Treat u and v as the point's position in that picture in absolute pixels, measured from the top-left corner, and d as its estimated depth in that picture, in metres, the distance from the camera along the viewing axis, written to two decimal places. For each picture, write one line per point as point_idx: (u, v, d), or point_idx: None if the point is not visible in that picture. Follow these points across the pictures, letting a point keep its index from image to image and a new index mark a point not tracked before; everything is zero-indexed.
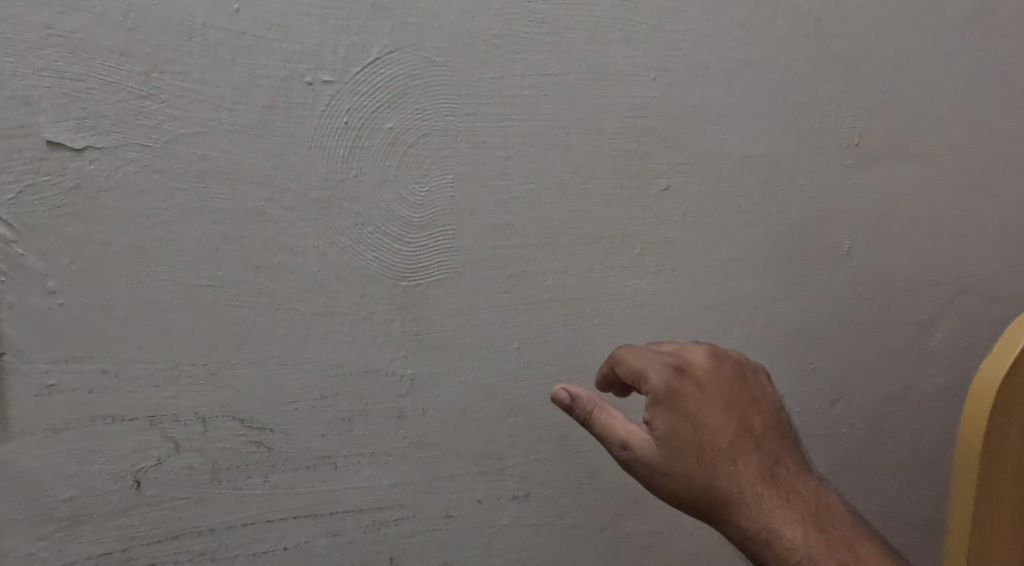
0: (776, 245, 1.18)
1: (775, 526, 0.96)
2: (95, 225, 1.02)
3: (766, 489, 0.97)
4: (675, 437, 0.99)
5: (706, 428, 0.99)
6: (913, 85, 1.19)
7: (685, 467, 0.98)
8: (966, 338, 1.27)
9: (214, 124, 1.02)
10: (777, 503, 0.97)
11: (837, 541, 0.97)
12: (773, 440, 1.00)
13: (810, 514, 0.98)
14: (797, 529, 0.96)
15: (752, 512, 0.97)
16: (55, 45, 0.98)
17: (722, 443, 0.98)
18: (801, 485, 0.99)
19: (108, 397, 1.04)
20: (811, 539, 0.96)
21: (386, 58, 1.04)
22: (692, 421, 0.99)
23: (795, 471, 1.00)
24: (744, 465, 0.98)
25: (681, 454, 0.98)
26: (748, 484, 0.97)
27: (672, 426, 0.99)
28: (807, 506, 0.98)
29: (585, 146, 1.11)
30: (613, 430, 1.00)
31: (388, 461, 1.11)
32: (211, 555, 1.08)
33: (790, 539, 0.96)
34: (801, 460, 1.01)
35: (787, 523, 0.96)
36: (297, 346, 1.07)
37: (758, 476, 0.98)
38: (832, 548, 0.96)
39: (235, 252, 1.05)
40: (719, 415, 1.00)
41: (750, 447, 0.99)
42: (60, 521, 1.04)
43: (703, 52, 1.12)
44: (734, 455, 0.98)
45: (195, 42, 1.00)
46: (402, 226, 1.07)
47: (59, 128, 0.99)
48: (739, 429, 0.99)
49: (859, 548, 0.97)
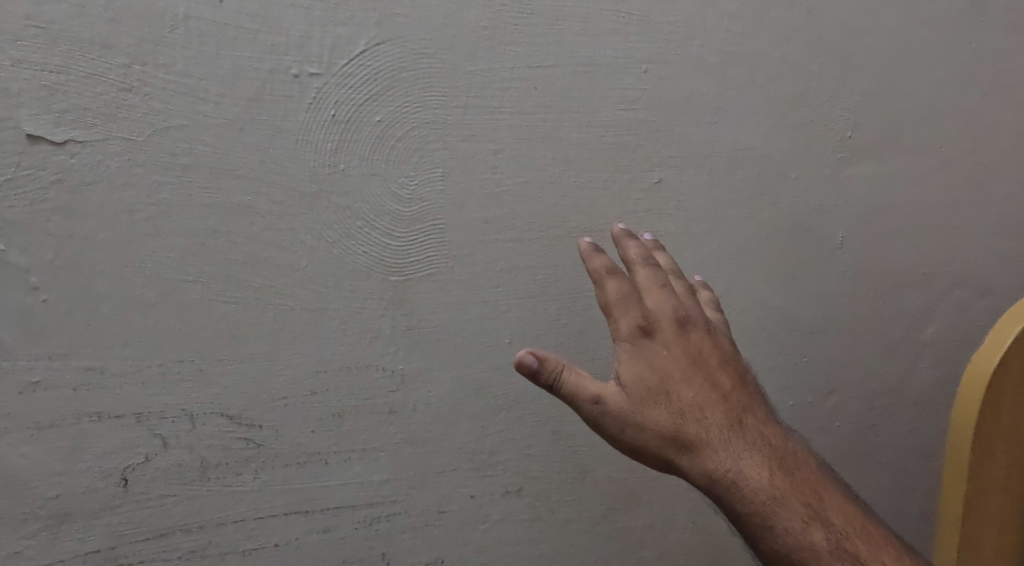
0: (771, 237, 1.16)
1: (742, 470, 0.91)
2: (78, 220, 0.97)
3: (733, 436, 0.92)
4: (641, 385, 0.92)
5: (671, 376, 0.93)
6: (904, 76, 1.18)
7: (652, 415, 0.92)
8: (959, 329, 1.26)
9: (200, 118, 0.98)
10: (745, 448, 0.92)
11: (805, 485, 0.92)
12: (741, 388, 0.94)
13: (779, 460, 0.92)
14: (763, 472, 0.91)
15: (718, 456, 0.91)
16: (33, 36, 0.94)
17: (688, 391, 0.93)
18: (770, 433, 0.93)
19: (92, 394, 1.00)
20: (778, 483, 0.91)
21: (374, 50, 1.01)
22: (658, 370, 0.93)
23: (764, 419, 0.94)
24: (711, 411, 0.92)
25: (647, 402, 0.92)
26: (715, 429, 0.92)
27: (637, 376, 0.93)
28: (777, 452, 0.92)
29: (577, 139, 1.08)
30: (584, 388, 0.92)
31: (380, 457, 1.07)
32: (200, 552, 1.04)
33: (756, 482, 0.91)
34: (769, 409, 0.96)
35: (754, 468, 0.91)
36: (284, 344, 1.03)
37: (725, 424, 0.92)
38: (798, 491, 0.91)
39: (221, 246, 1.00)
40: (685, 364, 0.93)
41: (717, 395, 0.93)
42: (46, 520, 1.00)
43: (696, 44, 1.10)
44: (700, 402, 0.93)
45: (178, 34, 0.97)
46: (391, 221, 1.04)
47: (39, 122, 0.95)
48: (705, 378, 0.94)
49: (825, 492, 0.92)
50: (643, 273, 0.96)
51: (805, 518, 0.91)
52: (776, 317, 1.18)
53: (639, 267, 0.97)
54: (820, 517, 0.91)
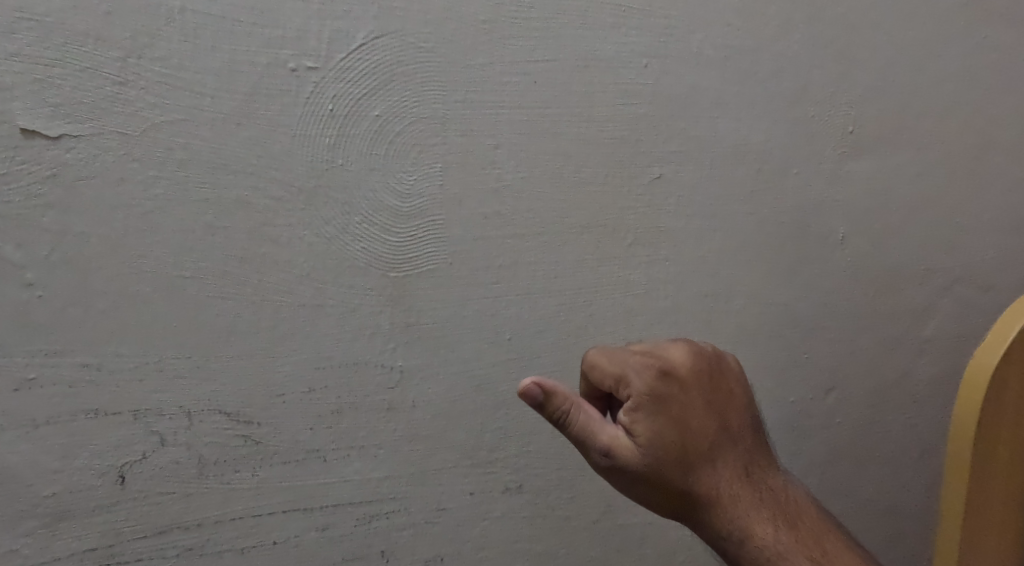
0: (771, 233, 1.16)
1: (749, 525, 0.95)
2: (74, 215, 0.96)
3: (741, 489, 0.96)
4: (659, 443, 0.93)
5: (689, 431, 0.94)
6: (906, 71, 1.18)
7: (669, 473, 0.93)
8: (959, 325, 1.25)
9: (196, 112, 0.97)
10: (752, 502, 0.96)
11: (806, 535, 0.97)
12: (749, 437, 0.99)
13: (780, 511, 0.97)
14: (768, 526, 0.96)
15: (728, 512, 0.95)
16: (26, 29, 0.93)
17: (703, 447, 0.95)
18: (772, 481, 0.99)
19: (88, 391, 0.99)
20: (781, 536, 0.96)
21: (373, 43, 1.00)
22: (675, 425, 0.94)
23: (767, 466, 0.99)
24: (722, 465, 0.96)
25: (664, 461, 0.93)
26: (726, 485, 0.95)
27: (656, 433, 0.93)
28: (778, 502, 0.98)
29: (576, 133, 1.07)
30: (595, 436, 0.92)
31: (379, 454, 1.07)
32: (199, 550, 1.03)
33: (761, 537, 0.95)
34: (771, 455, 1.01)
35: (759, 522, 0.95)
36: (281, 340, 1.03)
37: (734, 475, 0.96)
38: (801, 543, 0.96)
39: (218, 242, 1.00)
40: (701, 415, 0.96)
41: (728, 446, 0.97)
42: (42, 518, 0.99)
43: (696, 37, 1.09)
44: (714, 456, 0.95)
45: (173, 27, 0.96)
46: (389, 216, 1.03)
47: (33, 115, 0.94)
48: (719, 429, 0.96)
49: (824, 542, 0.97)
50: None
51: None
52: (777, 314, 1.18)
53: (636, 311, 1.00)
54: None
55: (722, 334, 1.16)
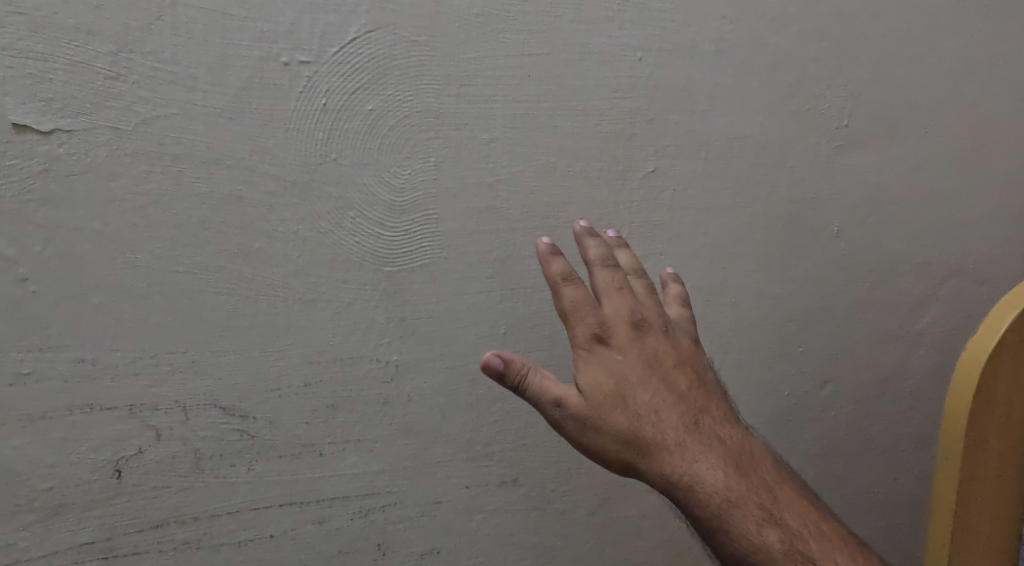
0: (765, 226, 1.16)
1: (697, 473, 0.90)
2: (68, 210, 0.96)
3: (689, 437, 0.91)
4: (598, 390, 0.91)
5: (628, 380, 0.92)
6: (900, 63, 1.18)
7: (611, 421, 0.91)
8: (953, 318, 1.26)
9: (189, 107, 0.97)
10: (701, 449, 0.91)
11: (759, 485, 0.91)
12: (700, 387, 0.94)
13: (734, 459, 0.92)
14: (718, 474, 0.90)
15: (675, 460, 0.90)
16: (16, 23, 0.93)
17: (645, 396, 0.92)
18: (728, 432, 0.93)
19: (83, 386, 0.99)
20: (733, 484, 0.90)
21: (365, 37, 1.00)
22: (615, 373, 0.92)
23: (722, 417, 0.93)
24: (667, 413, 0.92)
25: (605, 408, 0.91)
26: (671, 431, 0.91)
27: (594, 380, 0.92)
28: (733, 451, 0.92)
29: (571, 127, 1.07)
30: (544, 390, 0.92)
31: (375, 447, 1.07)
32: (196, 544, 1.04)
33: (710, 484, 0.90)
34: (728, 408, 0.95)
35: (709, 470, 0.90)
36: (277, 335, 1.03)
37: (681, 424, 0.91)
38: (751, 492, 0.91)
39: (212, 237, 1.00)
40: (642, 366, 0.93)
41: (674, 395, 0.92)
42: (39, 512, 1.00)
43: (691, 30, 1.09)
44: (657, 404, 0.92)
45: (165, 21, 0.96)
46: (384, 210, 1.03)
47: (24, 110, 0.94)
48: (663, 378, 0.93)
49: (778, 492, 0.92)
50: (601, 274, 0.95)
51: (760, 522, 0.90)
52: (771, 307, 1.18)
53: (598, 267, 0.95)
54: (774, 517, 0.90)
55: (716, 327, 1.16)
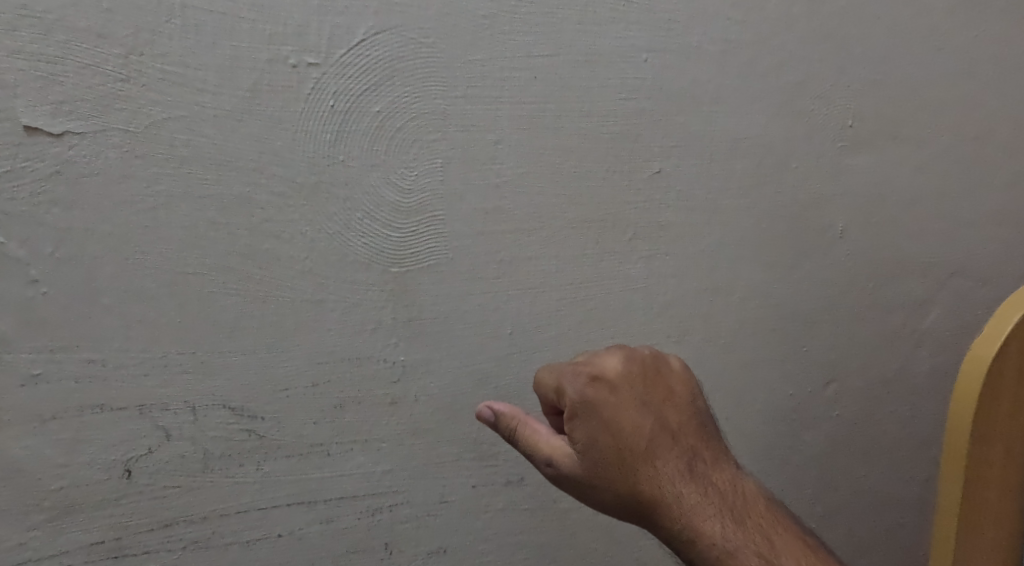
0: (769, 226, 1.16)
1: (695, 522, 0.93)
2: (78, 212, 0.97)
3: (684, 486, 0.94)
4: (595, 446, 0.94)
5: (624, 432, 0.94)
6: (905, 64, 1.18)
7: (610, 476, 0.93)
8: (958, 318, 1.26)
9: (198, 109, 0.98)
10: (698, 498, 0.94)
11: (754, 531, 0.94)
12: (690, 434, 0.97)
13: (728, 506, 0.95)
14: (715, 523, 0.93)
15: (674, 511, 0.93)
16: (27, 26, 0.94)
17: (641, 446, 0.94)
18: (719, 477, 0.96)
19: (93, 386, 1.00)
20: (729, 533, 0.93)
21: (373, 39, 1.01)
22: (610, 428, 0.94)
23: (713, 463, 0.97)
24: (662, 464, 0.94)
25: (602, 464, 0.93)
26: (668, 482, 0.94)
27: (591, 435, 0.94)
28: (725, 498, 0.95)
29: (576, 128, 1.08)
30: (538, 447, 0.95)
31: (382, 447, 1.08)
32: (204, 543, 1.04)
33: (708, 534, 0.93)
34: (719, 452, 0.98)
35: (706, 519, 0.93)
36: (285, 336, 1.03)
37: (677, 472, 0.94)
38: (748, 539, 0.93)
39: (221, 238, 1.00)
40: (636, 416, 0.95)
41: (668, 444, 0.95)
42: (50, 512, 1.00)
43: (696, 31, 1.09)
44: (653, 453, 0.94)
45: (175, 23, 0.97)
46: (391, 211, 1.04)
47: (35, 112, 0.95)
48: (658, 427, 0.95)
49: (774, 537, 0.94)
50: None
51: None
52: (776, 308, 1.18)
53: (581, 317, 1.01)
54: (773, 564, 0.93)
55: (721, 328, 1.16)
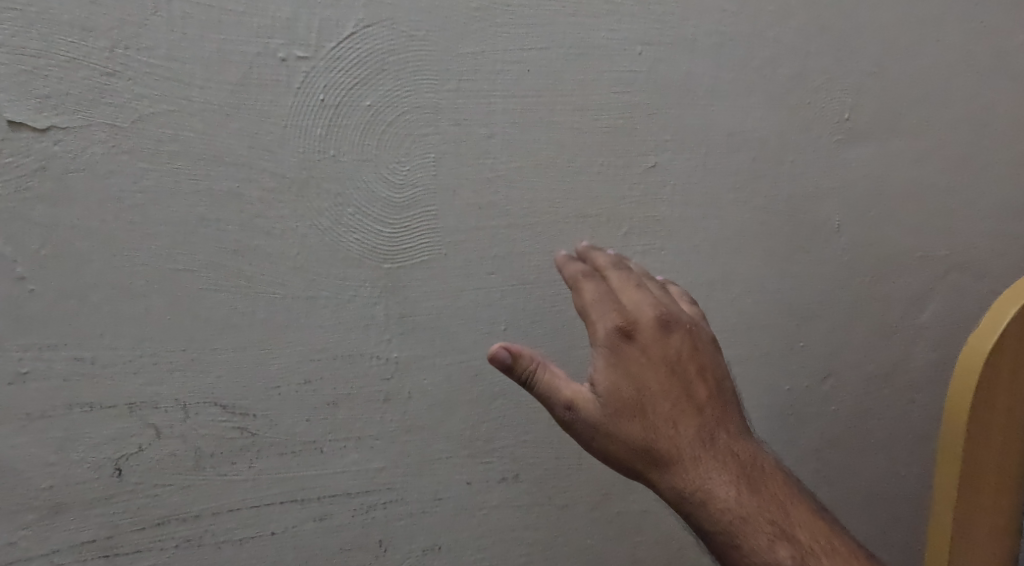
0: (765, 220, 1.15)
1: (710, 488, 0.93)
2: (64, 208, 0.96)
3: (704, 452, 0.94)
4: (618, 398, 0.94)
5: (649, 390, 0.94)
6: (902, 55, 1.17)
7: (628, 430, 0.93)
8: (954, 312, 1.25)
9: (186, 103, 0.97)
10: (715, 465, 0.94)
11: (769, 499, 0.94)
12: (716, 403, 0.97)
13: (745, 475, 0.95)
14: (730, 489, 0.93)
15: (689, 474, 0.93)
16: (10, 19, 0.93)
17: (664, 407, 0.94)
18: (740, 447, 0.96)
19: (83, 385, 0.99)
20: (743, 500, 0.93)
21: (362, 32, 1.00)
22: (636, 383, 0.94)
23: (736, 433, 0.96)
24: (684, 427, 0.94)
25: (622, 416, 0.94)
26: (687, 446, 0.94)
27: (615, 388, 0.94)
28: (744, 466, 0.95)
29: (571, 122, 1.07)
30: (557, 392, 0.94)
31: (376, 444, 1.07)
32: (197, 541, 1.04)
33: (723, 499, 0.93)
34: (742, 422, 0.98)
35: (721, 485, 0.93)
36: (276, 332, 1.02)
37: (698, 439, 0.94)
38: (762, 507, 0.94)
39: (210, 235, 0.99)
40: (664, 376, 0.95)
41: (692, 411, 0.95)
42: (39, 511, 0.99)
43: (690, 24, 1.08)
44: (674, 418, 0.94)
45: (161, 17, 0.95)
46: (383, 207, 1.02)
47: (19, 107, 0.94)
48: (683, 391, 0.95)
49: (790, 508, 0.95)
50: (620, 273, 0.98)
51: (771, 536, 0.93)
52: (771, 302, 1.17)
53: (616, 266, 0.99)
54: (785, 533, 0.93)
55: (717, 321, 1.15)
